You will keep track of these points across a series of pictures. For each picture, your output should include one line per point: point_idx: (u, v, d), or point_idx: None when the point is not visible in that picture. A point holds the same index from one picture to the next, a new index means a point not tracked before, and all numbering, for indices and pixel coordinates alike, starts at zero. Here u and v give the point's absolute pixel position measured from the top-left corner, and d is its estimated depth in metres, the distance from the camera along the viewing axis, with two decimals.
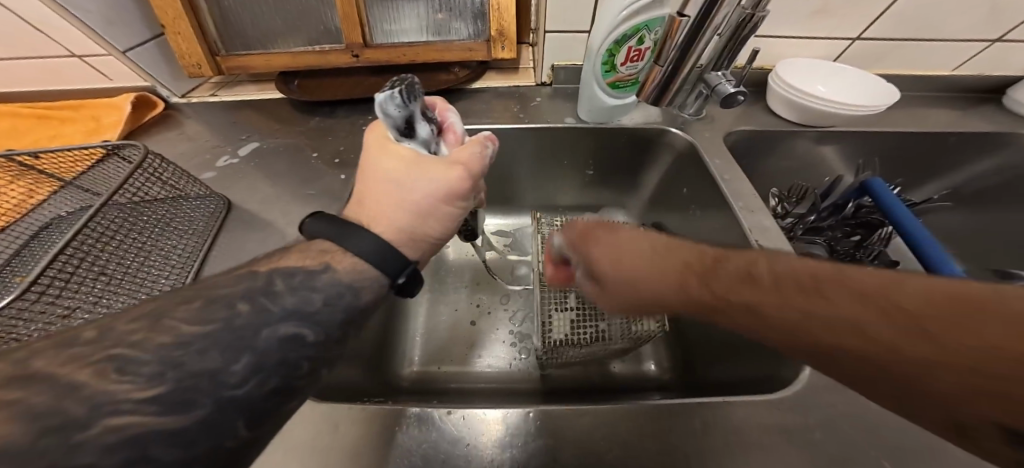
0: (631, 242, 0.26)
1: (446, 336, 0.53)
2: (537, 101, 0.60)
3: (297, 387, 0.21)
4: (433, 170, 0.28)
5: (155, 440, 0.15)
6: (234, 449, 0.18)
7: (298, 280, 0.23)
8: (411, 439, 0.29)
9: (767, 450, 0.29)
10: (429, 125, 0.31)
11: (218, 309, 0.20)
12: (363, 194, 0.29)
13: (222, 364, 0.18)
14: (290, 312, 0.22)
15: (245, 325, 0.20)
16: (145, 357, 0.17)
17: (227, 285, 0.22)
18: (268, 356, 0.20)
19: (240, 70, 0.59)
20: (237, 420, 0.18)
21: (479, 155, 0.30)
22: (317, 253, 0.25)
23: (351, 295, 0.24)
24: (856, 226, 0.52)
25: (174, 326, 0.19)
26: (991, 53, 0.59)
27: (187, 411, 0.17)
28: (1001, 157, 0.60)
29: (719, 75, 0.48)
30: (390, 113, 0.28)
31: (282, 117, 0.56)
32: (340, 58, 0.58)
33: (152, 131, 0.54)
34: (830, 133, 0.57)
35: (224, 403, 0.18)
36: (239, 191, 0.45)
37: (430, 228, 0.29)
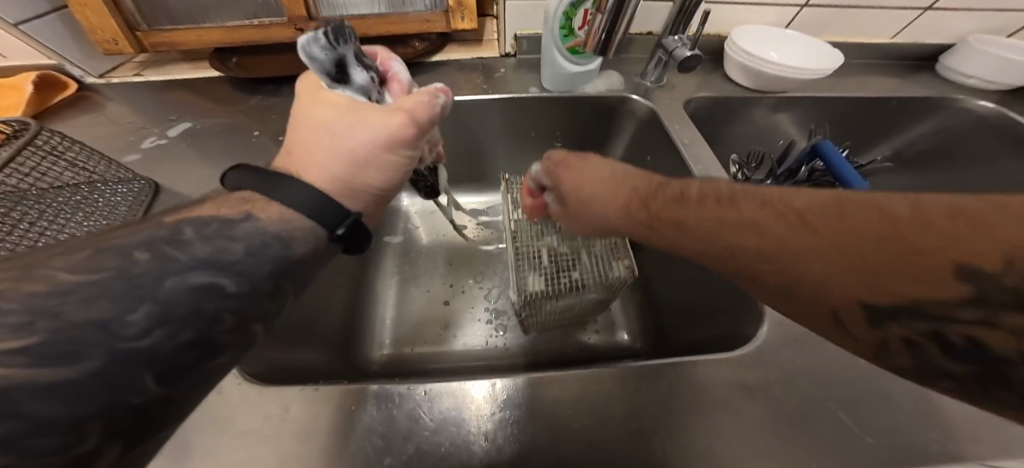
0: (595, 169, 0.32)
1: (418, 317, 0.52)
2: (502, 72, 0.58)
3: (221, 341, 0.20)
4: (372, 120, 0.27)
5: (29, 393, 0.14)
6: (147, 405, 0.17)
7: (212, 229, 0.22)
8: (371, 418, 0.28)
9: (723, 403, 0.30)
10: (366, 72, 0.29)
11: (108, 256, 0.18)
12: (299, 146, 0.28)
13: (116, 314, 0.17)
14: (203, 260, 0.20)
15: (143, 274, 0.18)
16: (8, 306, 0.15)
17: (124, 234, 0.20)
18: (175, 307, 0.19)
19: (167, 47, 0.53)
20: (142, 373, 0.17)
21: (429, 104, 0.27)
22: (236, 203, 0.24)
23: (281, 245, 0.23)
24: (810, 189, 0.53)
25: (52, 274, 0.17)
26: (925, 21, 0.62)
27: (72, 363, 0.15)
28: (936, 120, 0.64)
29: (676, 39, 0.49)
30: (314, 56, 0.26)
31: (218, 96, 0.52)
32: (282, 33, 0.54)
33: (66, 114, 0.49)
34: (785, 100, 0.59)
35: (120, 355, 0.17)
36: (168, 174, 0.41)
37: (370, 178, 0.28)
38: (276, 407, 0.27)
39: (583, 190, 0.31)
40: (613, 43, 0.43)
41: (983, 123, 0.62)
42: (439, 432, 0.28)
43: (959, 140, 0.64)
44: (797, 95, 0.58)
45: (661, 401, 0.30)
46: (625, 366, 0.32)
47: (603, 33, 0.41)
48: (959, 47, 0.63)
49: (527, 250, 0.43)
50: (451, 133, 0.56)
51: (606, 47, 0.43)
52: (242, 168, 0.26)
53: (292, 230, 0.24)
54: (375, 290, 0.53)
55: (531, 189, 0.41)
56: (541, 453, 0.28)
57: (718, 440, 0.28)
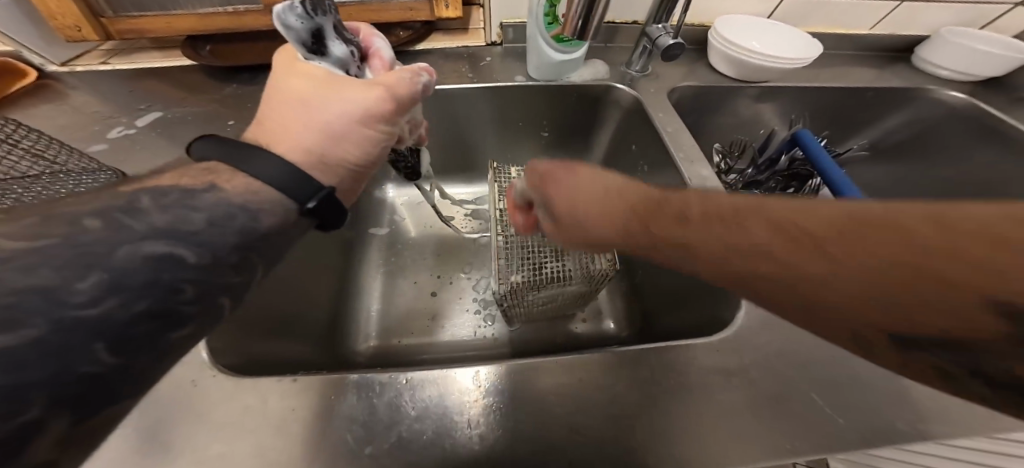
0: (588, 182, 0.24)
1: (406, 310, 0.51)
2: (487, 60, 0.58)
3: (184, 313, 0.20)
4: (350, 93, 0.27)
5: None
6: (97, 375, 0.17)
7: (170, 199, 0.21)
8: (354, 407, 0.28)
9: (700, 387, 0.31)
10: (347, 45, 0.28)
11: (56, 224, 0.17)
12: (272, 118, 0.27)
13: (60, 281, 0.16)
14: (157, 229, 0.19)
15: (94, 241, 0.17)
16: None
17: (77, 203, 0.19)
18: (128, 275, 0.18)
19: (135, 34, 0.51)
20: (93, 343, 0.16)
21: (410, 81, 0.29)
22: (199, 174, 0.23)
23: (246, 217, 0.23)
24: (790, 178, 0.55)
25: None
26: (903, 12, 0.63)
27: (11, 330, 0.14)
28: (909, 111, 0.66)
29: (659, 28, 0.49)
30: (291, 24, 0.24)
31: (192, 84, 0.50)
32: (258, 20, 0.52)
33: (25, 103, 0.47)
34: (767, 90, 0.60)
35: (67, 324, 0.16)
36: (136, 163, 0.40)
37: (345, 152, 0.27)
38: (256, 399, 0.27)
39: (562, 194, 0.25)
40: (592, 26, 0.42)
41: (955, 114, 0.64)
42: (423, 419, 0.28)
43: (932, 130, 0.66)
44: (778, 85, 0.59)
45: (642, 383, 0.31)
46: (608, 351, 0.32)
47: (579, 19, 0.41)
48: (933, 39, 0.65)
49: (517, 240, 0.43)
50: (436, 122, 0.56)
51: (585, 30, 0.43)
52: (209, 139, 0.25)
53: (260, 202, 0.23)
54: (361, 282, 0.53)
55: (520, 205, 0.35)
56: (526, 440, 0.28)
57: (694, 421, 0.29)
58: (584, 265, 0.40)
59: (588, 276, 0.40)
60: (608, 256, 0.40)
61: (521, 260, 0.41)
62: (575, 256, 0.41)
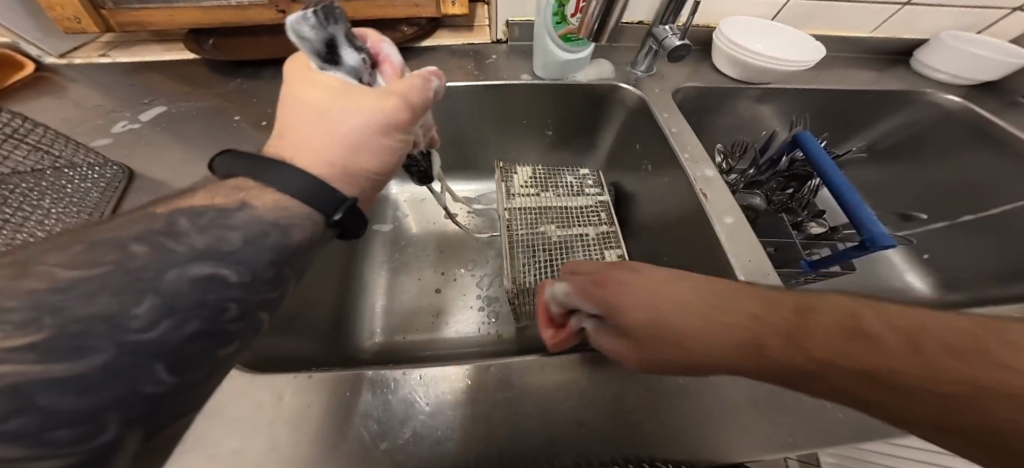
0: (670, 288, 0.22)
1: (411, 307, 0.52)
2: (493, 58, 0.58)
3: (229, 330, 0.20)
4: (362, 103, 0.26)
5: (40, 387, 0.14)
6: (158, 395, 0.17)
7: (207, 220, 0.21)
8: (367, 404, 0.28)
9: (705, 386, 0.31)
10: (357, 53, 0.28)
11: (107, 250, 0.17)
12: (292, 129, 0.27)
13: (119, 307, 0.16)
14: (201, 252, 0.20)
15: (142, 267, 0.18)
16: (11, 303, 0.15)
17: (117, 226, 0.19)
18: (178, 298, 0.18)
19: (136, 26, 0.50)
20: (154, 364, 0.17)
21: (421, 88, 0.29)
22: (230, 192, 0.23)
23: (279, 233, 0.22)
24: (789, 179, 0.55)
25: (49, 270, 0.16)
26: (903, 16, 0.64)
27: (83, 356, 0.15)
28: (906, 115, 0.67)
29: (665, 29, 0.49)
30: (305, 36, 0.25)
31: (194, 79, 0.49)
32: (262, 15, 0.51)
33: (23, 96, 0.46)
34: (769, 92, 0.60)
35: (129, 347, 0.16)
36: (141, 160, 0.40)
37: (365, 160, 0.27)
38: (268, 395, 0.27)
39: (649, 297, 0.22)
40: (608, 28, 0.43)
41: (948, 118, 0.65)
42: (435, 414, 0.28)
43: (926, 134, 0.67)
44: (779, 87, 0.60)
45: (648, 382, 0.31)
46: None
47: (595, 22, 0.41)
48: (931, 42, 0.66)
49: (527, 235, 0.43)
50: (441, 118, 0.55)
51: (601, 32, 0.43)
52: (230, 154, 0.25)
53: (290, 217, 0.23)
54: (365, 280, 0.53)
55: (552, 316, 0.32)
56: (534, 435, 0.28)
57: (700, 420, 0.30)
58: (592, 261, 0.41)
59: None
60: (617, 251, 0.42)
61: (526, 255, 0.41)
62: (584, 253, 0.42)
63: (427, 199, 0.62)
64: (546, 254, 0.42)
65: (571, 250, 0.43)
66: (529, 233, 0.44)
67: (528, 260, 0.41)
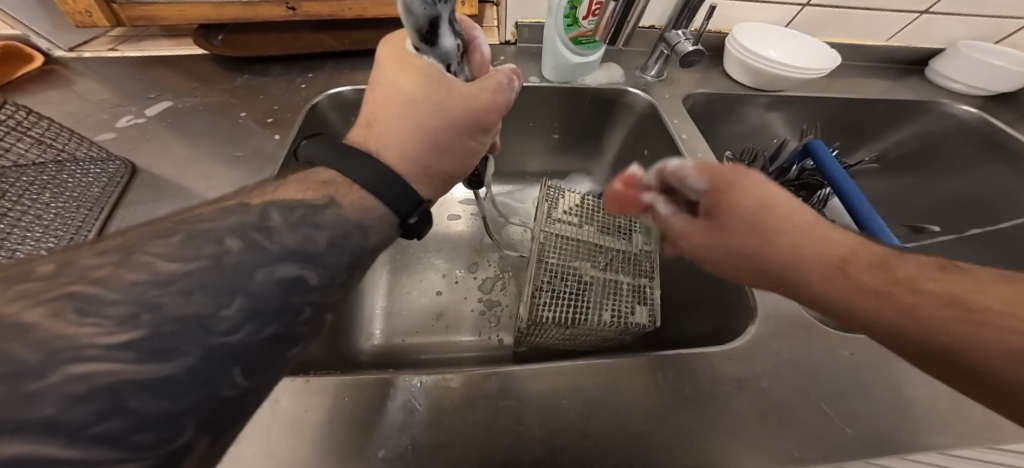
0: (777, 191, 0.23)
1: (413, 311, 0.51)
2: (502, 60, 0.57)
3: (299, 333, 0.20)
4: (460, 101, 0.26)
5: (135, 388, 0.13)
6: (233, 398, 0.17)
7: (297, 216, 0.21)
8: (398, 414, 0.28)
9: (719, 395, 0.30)
10: (455, 39, 0.25)
11: (203, 244, 0.17)
12: (382, 120, 0.26)
13: (211, 309, 0.16)
14: (291, 251, 0.20)
15: (237, 264, 0.18)
16: (111, 297, 0.14)
17: (215, 218, 0.19)
18: (265, 300, 0.18)
19: (146, 21, 0.50)
20: (233, 367, 0.16)
21: (506, 88, 0.28)
22: (320, 186, 0.23)
23: (359, 235, 0.23)
24: (799, 188, 0.54)
25: (149, 262, 0.16)
26: (919, 25, 0.63)
27: (171, 359, 0.14)
28: (916, 126, 0.66)
29: (679, 34, 0.49)
30: (413, 10, 0.21)
31: (202, 74, 0.49)
32: (272, 11, 0.51)
33: (34, 89, 0.46)
34: (780, 100, 0.59)
35: (213, 350, 0.16)
36: (147, 155, 0.39)
37: (447, 165, 0.28)
38: (266, 396, 0.27)
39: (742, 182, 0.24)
40: (624, 31, 0.42)
41: (963, 127, 0.64)
42: (434, 422, 0.28)
43: (941, 143, 0.66)
44: (791, 95, 0.59)
45: (663, 392, 0.30)
46: (619, 357, 0.32)
47: (613, 24, 0.41)
48: (948, 53, 0.65)
49: (557, 272, 0.41)
50: None
51: (618, 34, 0.42)
52: (317, 139, 0.25)
53: (371, 218, 0.23)
54: (367, 280, 0.52)
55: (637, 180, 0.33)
56: (536, 450, 0.27)
57: (711, 432, 0.29)
58: (619, 318, 0.38)
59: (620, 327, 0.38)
60: (647, 312, 0.40)
61: (549, 295, 0.39)
62: (609, 301, 0.40)
63: (430, 200, 0.61)
64: (571, 292, 0.40)
65: (598, 294, 0.40)
66: (557, 269, 0.42)
67: (547, 297, 0.39)
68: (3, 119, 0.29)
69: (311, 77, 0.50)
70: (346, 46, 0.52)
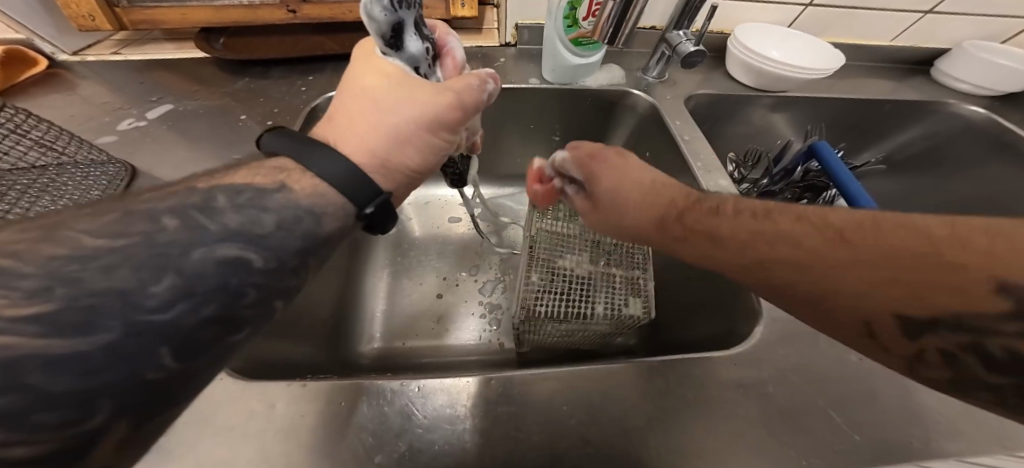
0: (635, 172, 0.29)
1: (411, 313, 0.51)
2: (502, 61, 0.57)
3: (244, 317, 0.19)
4: (420, 94, 0.26)
5: (39, 364, 0.13)
6: (161, 381, 0.16)
7: (244, 199, 0.20)
8: (369, 416, 0.27)
9: (720, 402, 0.30)
10: (422, 42, 0.27)
11: (137, 220, 0.17)
12: (342, 115, 0.26)
13: (136, 284, 0.16)
14: (231, 231, 0.19)
15: (170, 242, 0.17)
16: (26, 271, 0.14)
17: (155, 197, 0.19)
18: (200, 279, 0.17)
19: (149, 25, 0.51)
20: (159, 348, 0.16)
21: (476, 89, 0.28)
22: (271, 171, 0.22)
23: (312, 221, 0.22)
24: (804, 189, 0.53)
25: (74, 238, 0.16)
26: (923, 25, 0.62)
27: (88, 334, 0.14)
28: (925, 126, 0.65)
29: (680, 34, 0.48)
30: (374, 15, 0.22)
31: (202, 77, 0.49)
32: (271, 14, 0.51)
33: (36, 91, 0.46)
34: (783, 100, 0.59)
35: (139, 328, 0.15)
36: (146, 157, 0.40)
37: (406, 158, 0.27)
38: (261, 399, 0.27)
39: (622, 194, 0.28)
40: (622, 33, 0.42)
41: (971, 127, 0.63)
42: (433, 430, 0.27)
43: (949, 143, 0.65)
44: (794, 95, 0.58)
45: (654, 394, 0.30)
46: (613, 363, 0.32)
47: (612, 25, 0.40)
48: (954, 52, 0.64)
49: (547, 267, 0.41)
50: None
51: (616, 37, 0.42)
52: (278, 132, 0.25)
53: (325, 205, 0.22)
54: (368, 283, 0.52)
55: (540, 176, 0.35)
56: (536, 455, 0.27)
57: (703, 437, 0.28)
58: (614, 309, 0.37)
59: (617, 319, 0.37)
60: (643, 302, 0.38)
61: (545, 291, 0.38)
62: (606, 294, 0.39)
63: (432, 202, 0.61)
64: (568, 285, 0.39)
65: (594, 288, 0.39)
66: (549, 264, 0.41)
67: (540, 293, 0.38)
68: (2, 123, 0.30)
69: (311, 80, 0.50)
70: (346, 48, 0.53)
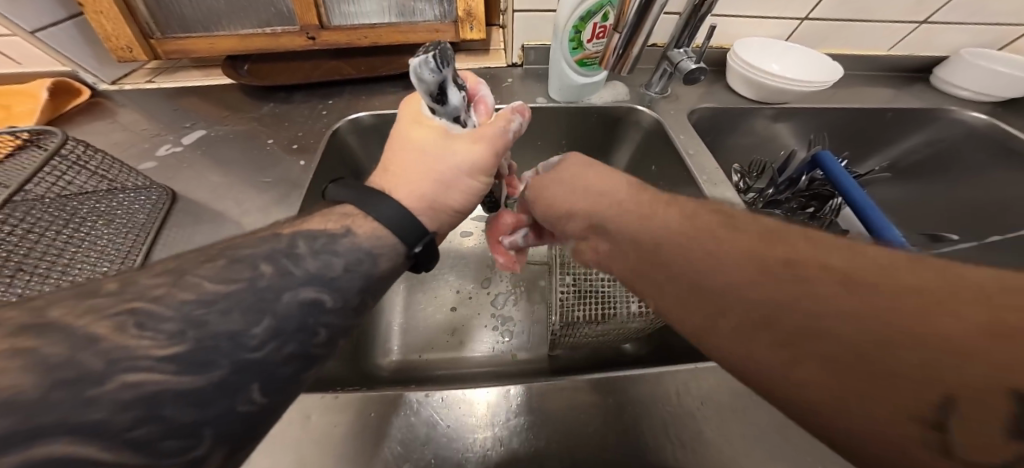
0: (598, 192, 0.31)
1: (427, 326, 0.52)
2: (509, 82, 0.60)
3: (315, 354, 0.21)
4: (461, 149, 0.30)
5: (172, 398, 0.15)
6: (251, 413, 0.18)
7: (320, 244, 0.24)
8: (405, 426, 0.28)
9: (733, 413, 0.30)
10: (461, 91, 0.30)
11: (242, 268, 0.21)
12: (395, 164, 0.31)
13: (243, 327, 0.19)
14: (311, 277, 0.22)
15: (268, 288, 0.20)
16: (167, 315, 0.17)
17: (253, 245, 0.22)
18: (287, 321, 0.20)
19: (180, 55, 0.54)
20: (251, 383, 0.18)
21: (504, 130, 0.31)
22: (339, 217, 0.26)
23: (370, 262, 0.25)
24: (810, 198, 0.53)
25: (198, 283, 0.19)
26: (919, 35, 0.64)
27: (206, 371, 0.17)
28: (928, 132, 0.66)
29: (681, 52, 0.50)
30: (424, 77, 0.27)
31: (231, 103, 0.52)
32: (294, 41, 0.55)
33: (78, 121, 0.50)
34: (785, 111, 0.60)
35: (241, 365, 0.18)
36: (185, 180, 0.42)
37: (451, 200, 0.30)
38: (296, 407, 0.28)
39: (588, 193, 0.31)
40: (626, 59, 0.44)
41: (974, 133, 0.64)
42: (456, 438, 0.28)
43: (953, 150, 0.65)
44: (796, 107, 0.60)
45: (672, 403, 0.31)
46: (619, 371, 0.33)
47: (620, 48, 0.42)
48: (952, 60, 0.65)
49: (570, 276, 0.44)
50: None
51: (620, 63, 0.44)
52: (342, 183, 0.29)
53: (382, 247, 0.26)
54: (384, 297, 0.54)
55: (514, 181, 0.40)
56: (555, 458, 0.28)
57: (717, 441, 0.29)
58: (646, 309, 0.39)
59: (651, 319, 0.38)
60: None
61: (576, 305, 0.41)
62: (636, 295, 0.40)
63: None
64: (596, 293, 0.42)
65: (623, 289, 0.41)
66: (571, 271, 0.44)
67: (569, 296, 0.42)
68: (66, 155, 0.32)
69: (331, 103, 0.53)
70: (364, 72, 0.55)
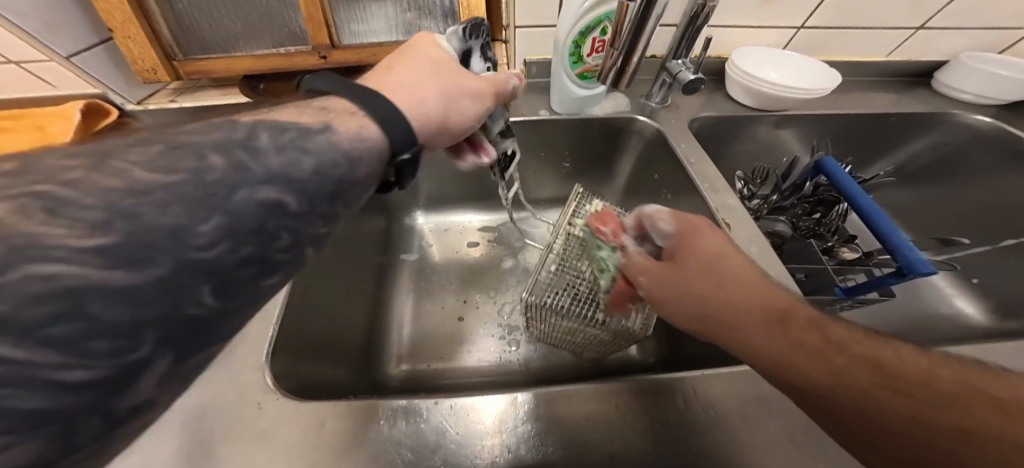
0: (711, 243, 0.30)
1: (434, 334, 0.53)
2: (512, 95, 0.62)
3: None
4: (472, 82, 0.32)
5: (97, 292, 0.13)
6: (204, 317, 0.16)
7: (286, 139, 0.21)
8: (395, 434, 0.29)
9: (742, 418, 0.31)
10: (483, 62, 0.36)
11: (186, 158, 0.17)
12: (395, 65, 0.30)
13: (185, 222, 0.15)
14: (272, 174, 0.19)
15: (218, 182, 0.17)
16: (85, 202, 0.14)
17: (201, 133, 0.19)
18: (242, 220, 0.17)
19: (200, 75, 0.57)
20: (201, 284, 0.15)
21: (507, 85, 0.37)
22: (316, 112, 0.24)
23: (347, 165, 0.22)
24: (816, 203, 0.54)
25: (123, 169, 0.16)
26: (917, 40, 0.64)
27: (142, 268, 0.14)
28: (933, 135, 0.66)
29: (680, 63, 0.51)
30: (451, 43, 0.33)
31: (249, 120, 0.56)
32: (306, 60, 0.57)
33: (107, 139, 0.53)
34: (787, 117, 0.60)
35: (187, 263, 0.15)
36: None
37: (454, 120, 0.32)
38: (311, 414, 0.30)
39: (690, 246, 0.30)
40: (625, 73, 0.47)
41: (980, 136, 0.64)
42: (465, 445, 0.29)
43: (960, 153, 0.65)
44: (797, 113, 0.60)
45: (679, 409, 0.31)
46: (627, 379, 0.33)
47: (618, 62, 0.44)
48: (952, 64, 0.65)
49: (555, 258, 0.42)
50: None
51: (620, 77, 0.47)
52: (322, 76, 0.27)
53: (362, 152, 0.23)
54: (393, 307, 0.55)
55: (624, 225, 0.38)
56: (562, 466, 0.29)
57: (729, 448, 0.29)
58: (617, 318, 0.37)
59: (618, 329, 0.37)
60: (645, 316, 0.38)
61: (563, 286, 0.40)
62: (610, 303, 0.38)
63: (452, 228, 0.65)
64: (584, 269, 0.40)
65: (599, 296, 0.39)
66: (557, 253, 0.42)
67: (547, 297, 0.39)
68: None
69: None
70: None
